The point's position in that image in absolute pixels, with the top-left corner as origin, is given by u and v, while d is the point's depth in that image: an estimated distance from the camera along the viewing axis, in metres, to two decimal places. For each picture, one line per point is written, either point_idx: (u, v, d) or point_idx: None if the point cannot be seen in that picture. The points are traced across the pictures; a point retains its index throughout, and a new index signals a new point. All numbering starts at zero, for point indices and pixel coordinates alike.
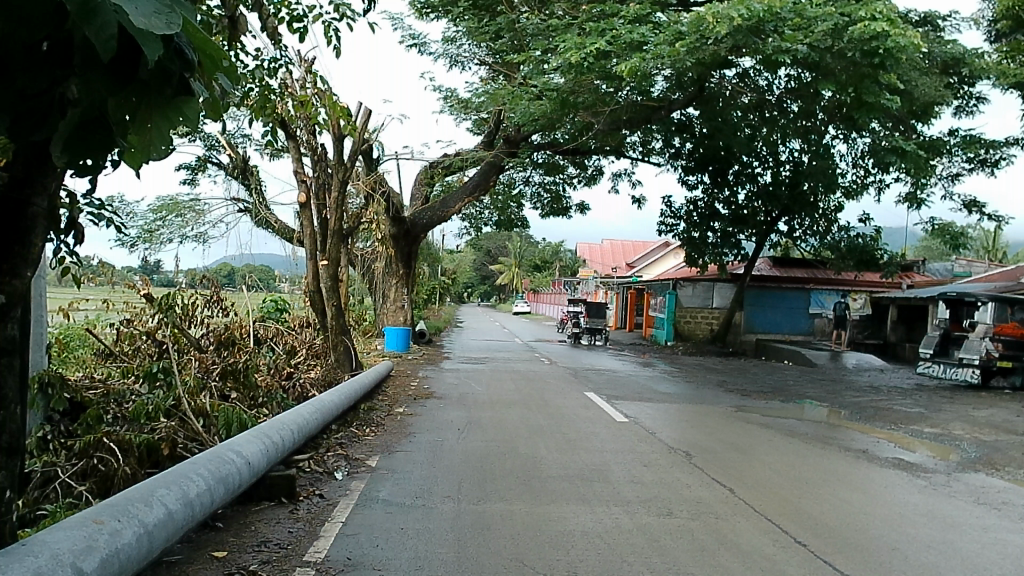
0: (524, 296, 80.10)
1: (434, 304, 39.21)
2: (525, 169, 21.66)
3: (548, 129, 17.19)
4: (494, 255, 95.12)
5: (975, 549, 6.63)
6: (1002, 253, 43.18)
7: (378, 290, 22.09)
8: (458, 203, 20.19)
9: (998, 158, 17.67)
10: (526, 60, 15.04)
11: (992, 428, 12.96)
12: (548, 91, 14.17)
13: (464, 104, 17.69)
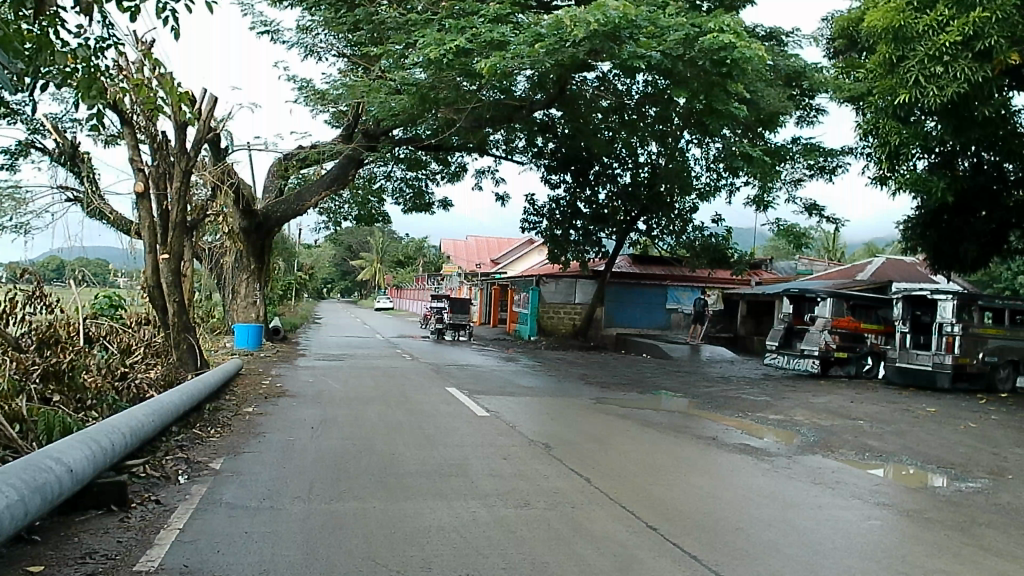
0: (390, 293, 79.35)
1: (289, 300, 37.97)
2: (386, 163, 21.48)
3: (410, 124, 17.06)
4: (357, 250, 93.68)
5: (811, 525, 7.18)
6: (838, 253, 46.92)
7: (228, 285, 21.18)
8: (314, 197, 19.67)
9: (835, 166, 19.14)
10: (387, 54, 14.97)
11: (828, 413, 14.08)
12: (407, 86, 14.10)
13: (320, 95, 17.16)
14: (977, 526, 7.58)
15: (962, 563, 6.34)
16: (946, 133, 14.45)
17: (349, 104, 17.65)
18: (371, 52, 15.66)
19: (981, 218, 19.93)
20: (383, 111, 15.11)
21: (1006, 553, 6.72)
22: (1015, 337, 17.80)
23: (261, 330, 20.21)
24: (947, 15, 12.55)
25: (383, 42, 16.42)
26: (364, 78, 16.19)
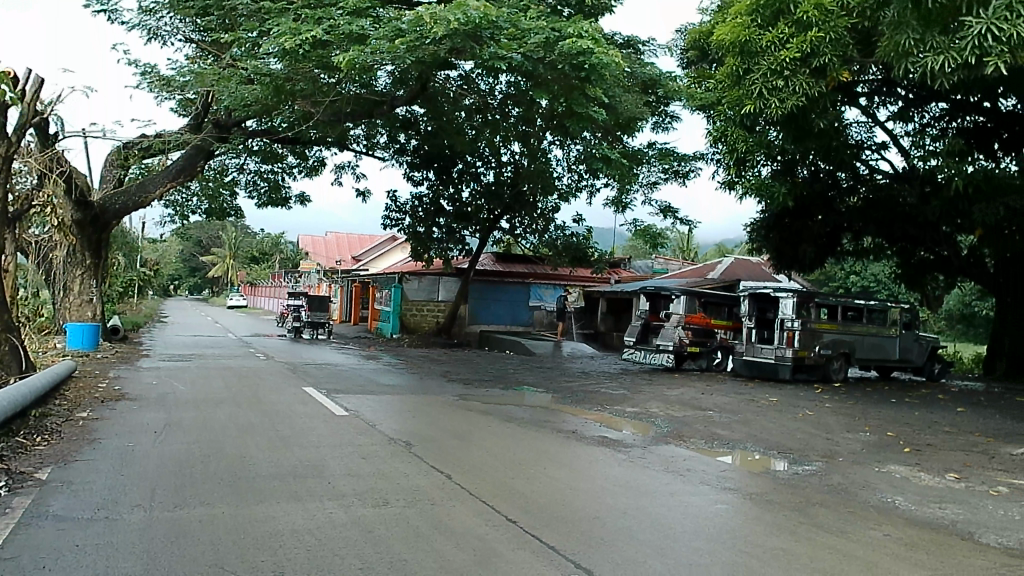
0: (244, 290, 76.34)
1: (130, 298, 35.67)
2: (238, 155, 20.73)
3: (264, 115, 16.49)
4: (207, 245, 89.32)
5: (662, 512, 7.56)
6: (691, 253, 49.64)
7: (59, 282, 19.63)
8: (157, 188, 18.62)
9: (688, 170, 20.17)
10: (239, 41, 14.45)
11: (681, 405, 14.85)
12: (260, 75, 13.65)
13: (165, 82, 16.22)
14: (811, 506, 8.25)
15: (796, 539, 6.90)
16: (787, 142, 15.57)
17: (198, 92, 16.77)
18: (221, 39, 15.04)
19: (818, 221, 21.56)
20: (234, 101, 14.55)
21: (835, 529, 7.35)
22: (847, 331, 19.45)
23: (98, 329, 18.92)
24: (786, 33, 13.42)
25: (235, 29, 15.78)
26: (214, 66, 15.53)
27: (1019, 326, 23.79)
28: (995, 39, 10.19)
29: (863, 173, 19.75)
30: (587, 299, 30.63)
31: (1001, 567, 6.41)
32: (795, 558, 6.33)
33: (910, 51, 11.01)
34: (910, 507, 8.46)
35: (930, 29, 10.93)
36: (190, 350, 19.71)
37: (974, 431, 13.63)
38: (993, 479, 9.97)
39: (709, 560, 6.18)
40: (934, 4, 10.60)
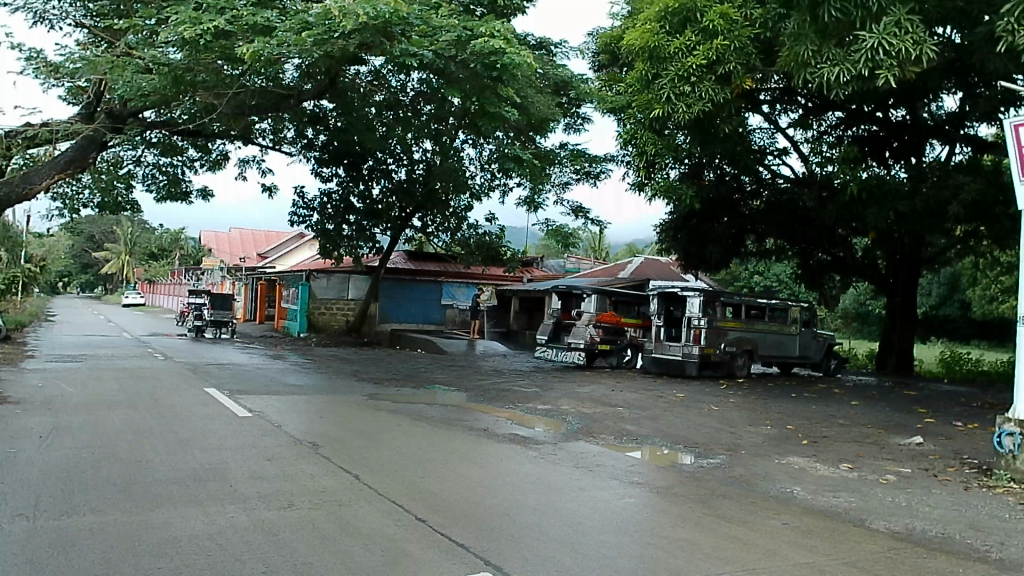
0: (140, 288, 73.04)
1: (13, 296, 33.54)
2: (134, 147, 19.88)
3: (162, 106, 15.84)
4: (101, 241, 85.04)
5: (571, 507, 7.69)
6: (603, 253, 50.66)
7: None
8: (44, 180, 17.48)
9: (599, 171, 20.55)
10: (135, 28, 13.83)
11: (591, 402, 15.14)
12: (157, 65, 13.11)
13: (53, 68, 15.35)
14: (714, 497, 8.56)
15: (700, 530, 7.15)
16: (694, 145, 16.05)
17: (89, 79, 15.94)
18: (115, 25, 14.35)
19: (722, 224, 22.31)
20: (130, 91, 13.79)
21: (737, 519, 7.66)
22: (750, 329, 20.21)
23: None
24: (693, 40, 13.75)
25: (130, 15, 15.11)
26: (107, 53, 14.80)
27: (906, 324, 25.32)
28: (885, 54, 10.84)
29: (765, 177, 20.70)
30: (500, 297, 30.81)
31: (888, 550, 6.83)
32: (698, 548, 6.57)
33: (809, 61, 11.56)
34: (806, 496, 8.90)
35: (827, 42, 11.46)
36: (81, 350, 18.72)
37: (865, 422, 14.45)
38: (883, 468, 10.58)
39: (617, 552, 6.34)
40: (830, 17, 11.14)
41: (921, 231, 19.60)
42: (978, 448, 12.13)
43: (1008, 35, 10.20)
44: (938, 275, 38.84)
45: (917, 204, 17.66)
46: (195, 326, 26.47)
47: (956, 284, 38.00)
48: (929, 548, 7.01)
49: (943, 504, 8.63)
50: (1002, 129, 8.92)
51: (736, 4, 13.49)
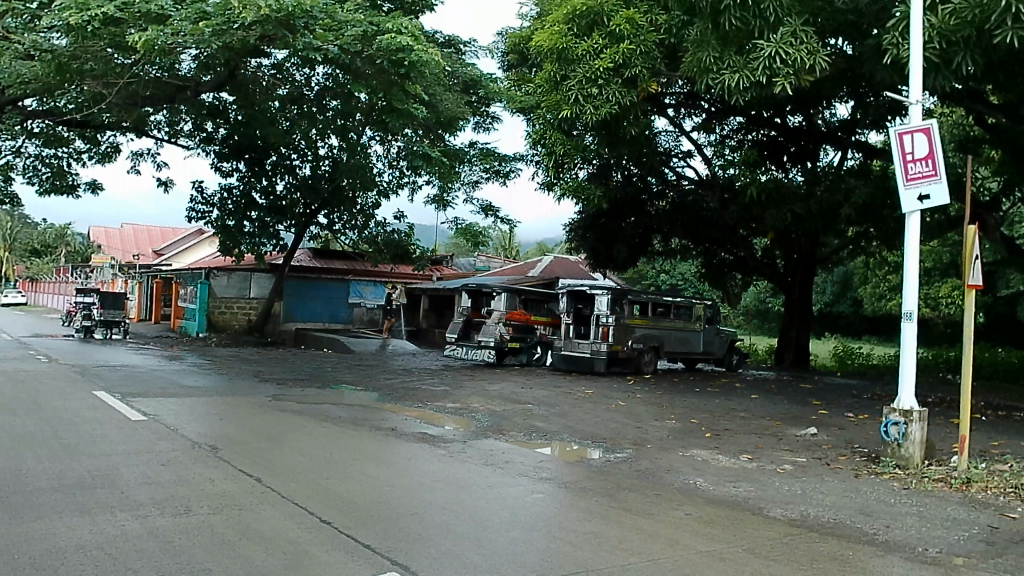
0: (23, 287, 68.84)
1: None
2: (14, 137, 18.73)
3: (46, 94, 14.99)
4: None
5: (479, 504, 7.73)
6: (514, 252, 51.06)
7: None
8: None
9: (508, 170, 20.72)
10: (14, 11, 13.04)
11: (500, 399, 15.26)
12: (39, 52, 12.43)
13: None
14: (620, 491, 8.76)
15: (607, 523, 7.31)
16: (601, 146, 16.39)
17: None
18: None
19: (629, 224, 22.83)
20: (10, 78, 12.93)
21: (642, 511, 7.87)
22: (657, 325, 20.77)
23: None
24: (601, 43, 14.07)
25: None
26: None
27: (803, 320, 26.59)
28: (782, 62, 11.35)
29: (671, 178, 21.69)
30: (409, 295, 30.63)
31: (783, 537, 7.18)
32: (604, 541, 6.73)
33: (710, 67, 12.02)
34: (709, 487, 9.24)
35: (727, 49, 11.91)
36: None
37: (764, 415, 15.12)
38: (780, 458, 11.10)
39: (523, 547, 6.42)
40: (730, 25, 11.56)
41: (815, 231, 20.63)
42: (866, 437, 12.88)
43: (893, 47, 10.86)
44: (832, 274, 40.98)
45: (812, 206, 18.61)
46: (83, 327, 25.11)
47: (848, 283, 40.18)
48: (822, 532, 7.40)
49: (834, 491, 9.11)
50: (889, 136, 9.47)
51: (642, 9, 13.83)
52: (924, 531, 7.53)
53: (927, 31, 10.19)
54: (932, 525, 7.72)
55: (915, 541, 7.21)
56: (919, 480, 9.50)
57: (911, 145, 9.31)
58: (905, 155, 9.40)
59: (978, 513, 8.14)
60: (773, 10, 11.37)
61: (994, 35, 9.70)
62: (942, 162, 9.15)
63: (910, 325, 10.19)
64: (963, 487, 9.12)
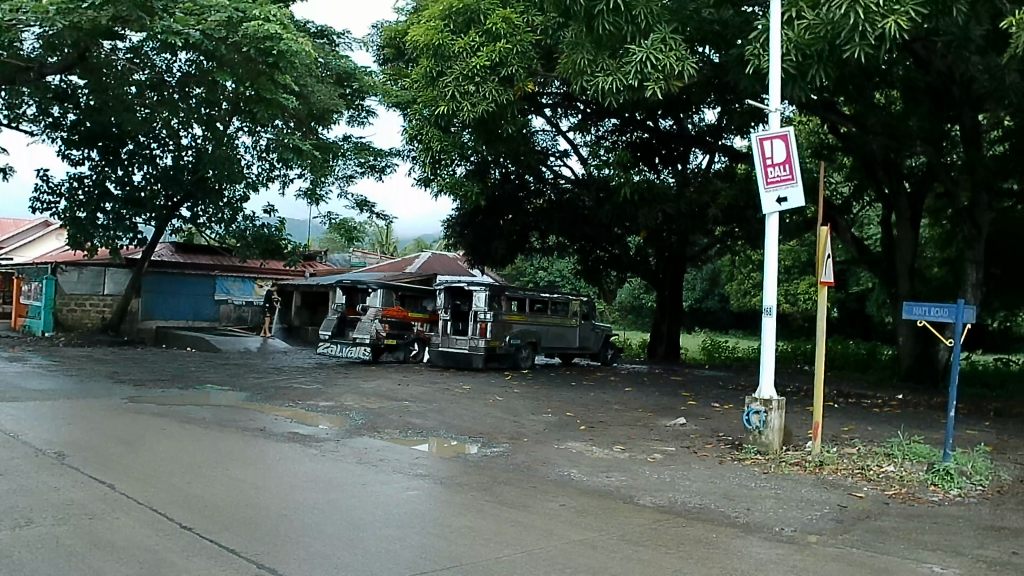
0: None
1: None
2: None
3: None
4: None
5: (352, 503, 7.65)
6: (391, 248, 50.54)
7: None
8: None
9: (384, 165, 20.43)
10: None
11: (376, 396, 15.11)
12: None
13: None
14: (496, 484, 8.91)
15: (482, 517, 7.41)
16: (478, 144, 16.46)
17: None
18: None
19: (506, 221, 23.08)
20: None
21: (518, 504, 8.03)
22: (534, 322, 21.15)
23: None
24: (477, 41, 14.13)
25: None
26: None
27: (674, 316, 27.80)
28: (653, 67, 11.79)
29: (548, 176, 22.30)
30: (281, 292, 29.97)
31: (652, 523, 7.53)
32: (480, 534, 6.82)
33: (586, 69, 12.38)
34: (582, 477, 9.54)
35: (601, 52, 12.33)
36: None
37: (636, 407, 15.75)
38: (650, 447, 11.60)
39: (397, 545, 6.40)
40: (604, 29, 11.93)
41: (684, 230, 21.61)
42: (730, 426, 13.65)
43: (755, 58, 11.55)
44: (700, 272, 43.07)
45: (681, 206, 19.50)
46: None
47: (716, 280, 42.36)
48: (688, 517, 7.81)
49: (700, 477, 9.62)
50: (751, 141, 10.05)
51: (518, 10, 14.02)
52: (780, 512, 8.10)
53: (785, 44, 10.95)
54: (788, 506, 8.31)
55: (772, 522, 7.74)
56: (778, 464, 10.18)
57: (771, 150, 9.93)
58: (765, 159, 10.01)
59: (828, 493, 8.84)
60: (644, 16, 11.84)
61: (844, 50, 10.48)
62: (799, 166, 9.89)
63: (770, 319, 10.86)
64: (816, 470, 9.85)
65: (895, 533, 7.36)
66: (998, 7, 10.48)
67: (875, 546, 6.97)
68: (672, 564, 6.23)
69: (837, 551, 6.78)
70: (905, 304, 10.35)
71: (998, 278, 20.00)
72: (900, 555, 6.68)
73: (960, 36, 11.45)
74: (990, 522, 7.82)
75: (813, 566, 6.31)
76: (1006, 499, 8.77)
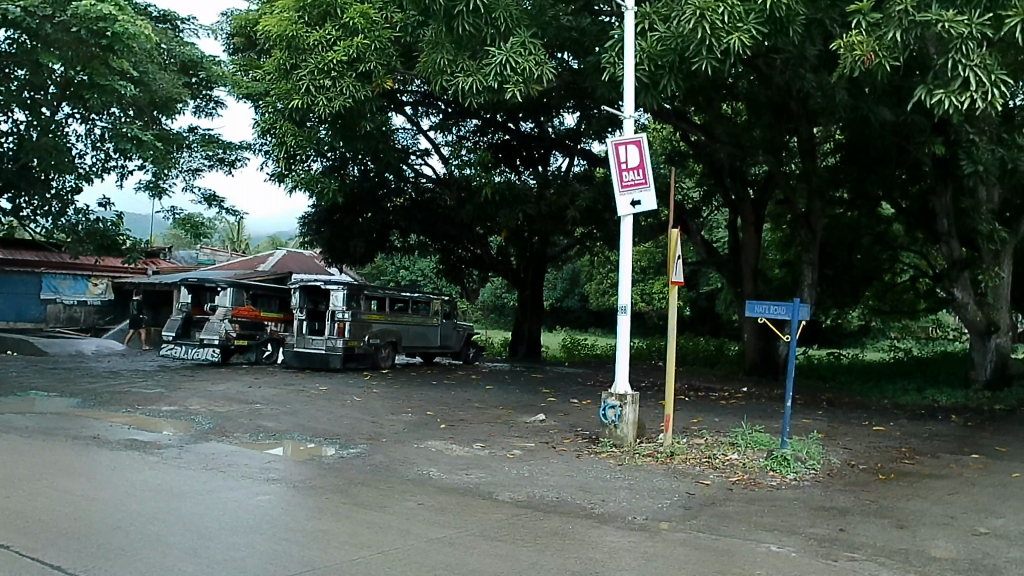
0: None
1: None
2: None
3: None
4: None
5: (195, 511, 7.35)
6: (242, 245, 48.26)
7: None
8: None
9: (234, 159, 19.58)
10: None
11: (224, 400, 14.50)
12: None
13: None
14: (352, 486, 8.82)
15: (337, 519, 7.32)
16: (336, 140, 16.09)
17: None
18: None
19: (366, 219, 22.69)
20: None
21: (375, 505, 7.99)
22: (395, 321, 21.00)
23: None
24: (334, 34, 13.92)
25: None
26: None
27: (535, 314, 28.40)
28: (512, 70, 12.00)
29: (409, 175, 22.15)
30: (118, 292, 28.94)
31: (511, 518, 7.73)
32: (334, 537, 6.75)
33: (445, 69, 12.46)
34: (442, 476, 9.62)
35: (461, 53, 12.47)
36: None
37: (497, 405, 16.01)
38: (510, 444, 11.86)
39: (245, 552, 6.23)
40: (464, 31, 12.08)
41: (545, 230, 22.11)
42: (587, 421, 14.15)
43: (611, 66, 12.03)
44: (561, 272, 44.35)
45: (541, 207, 19.98)
46: None
47: (575, 278, 43.86)
48: (547, 511, 8.06)
49: (558, 471, 9.94)
50: (607, 146, 10.39)
51: (376, 6, 13.91)
52: (633, 502, 8.52)
53: (639, 54, 11.47)
54: (640, 496, 8.76)
55: (626, 511, 8.14)
56: (632, 455, 10.71)
57: (626, 155, 10.38)
58: (620, 164, 10.41)
59: (678, 482, 9.39)
60: (503, 19, 12.07)
61: (693, 63, 11.12)
62: (651, 171, 10.45)
63: (624, 318, 11.29)
64: (667, 460, 10.43)
65: (737, 517, 7.94)
66: (828, 30, 11.48)
67: (720, 530, 7.50)
68: (529, 557, 6.42)
69: (685, 536, 7.23)
70: (750, 302, 11.11)
71: (831, 278, 21.96)
72: (740, 537, 7.23)
73: (797, 54, 12.35)
74: (819, 502, 8.59)
75: (662, 552, 6.70)
76: (834, 481, 9.67)
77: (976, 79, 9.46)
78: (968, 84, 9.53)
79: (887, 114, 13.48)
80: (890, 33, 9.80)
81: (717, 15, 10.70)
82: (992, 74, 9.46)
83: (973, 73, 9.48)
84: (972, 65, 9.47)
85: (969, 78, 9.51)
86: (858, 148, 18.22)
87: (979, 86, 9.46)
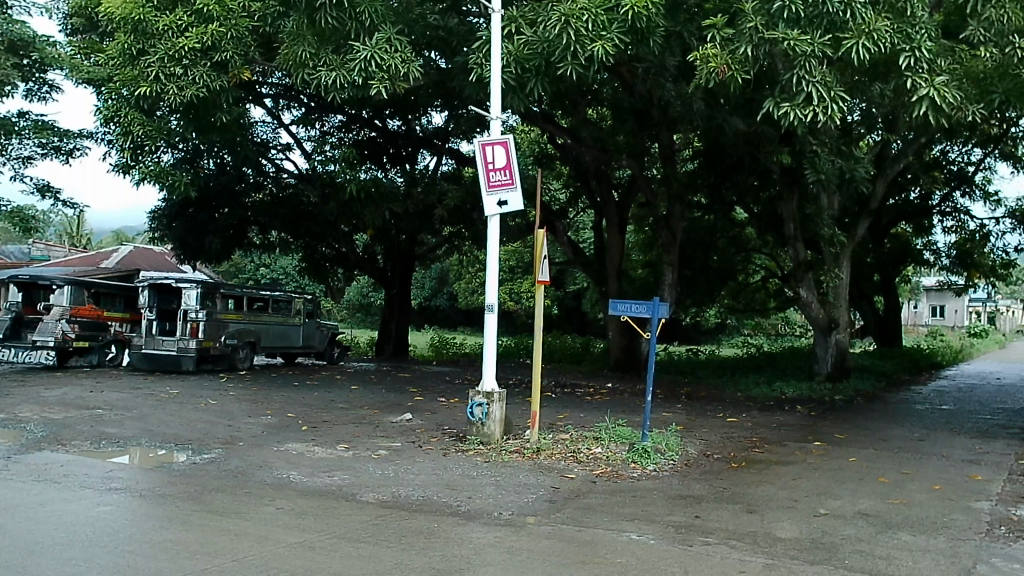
0: None
1: None
2: None
3: None
4: None
5: (26, 526, 6.87)
6: (82, 241, 44.89)
7: None
8: None
9: (72, 148, 18.18)
10: None
11: (60, 406, 13.52)
12: None
13: None
14: (206, 492, 8.50)
15: (188, 529, 7.05)
16: (188, 130, 15.34)
17: None
18: None
19: (222, 215, 21.87)
20: None
21: (231, 511, 7.75)
22: (254, 320, 20.28)
23: None
24: (185, 20, 13.30)
25: None
26: None
27: (401, 314, 28.19)
28: (377, 66, 11.90)
29: (269, 170, 21.23)
30: None
31: (377, 518, 7.73)
32: (185, 546, 6.52)
33: (307, 62, 12.16)
34: (304, 479, 9.45)
35: (324, 46, 12.22)
36: None
37: (362, 405, 15.84)
38: (375, 444, 11.79)
39: (84, 567, 5.91)
40: (326, 23, 11.91)
41: (411, 228, 21.96)
42: (453, 419, 14.28)
43: (477, 67, 12.21)
44: (429, 271, 44.30)
45: (407, 206, 19.85)
46: None
47: (443, 277, 43.95)
48: (413, 510, 8.13)
49: (425, 470, 10.00)
50: (474, 146, 10.51)
51: None
52: (497, 497, 8.73)
53: (506, 56, 11.76)
54: (506, 491, 8.99)
55: (492, 507, 8.34)
56: (499, 452, 10.92)
57: (492, 156, 10.56)
58: (487, 164, 10.59)
59: (543, 476, 9.71)
60: (368, 15, 11.98)
61: (558, 67, 11.47)
62: (517, 172, 10.67)
63: (490, 317, 11.45)
64: (533, 455, 10.74)
65: (598, 508, 8.32)
66: (687, 42, 12.24)
67: (581, 521, 7.83)
68: (394, 557, 6.47)
69: (549, 529, 7.50)
70: (613, 300, 11.59)
71: (690, 278, 23.13)
72: (600, 528, 7.60)
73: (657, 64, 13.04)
74: (676, 491, 9.15)
75: (526, 545, 6.94)
76: (690, 470, 10.31)
77: (818, 94, 10.36)
78: (811, 99, 10.41)
79: (739, 124, 14.40)
80: (742, 48, 10.58)
81: (581, 23, 11.07)
82: (831, 90, 10.40)
83: (815, 88, 10.36)
84: (814, 81, 10.35)
85: (811, 93, 10.38)
86: (714, 155, 19.26)
87: (820, 101, 10.36)
